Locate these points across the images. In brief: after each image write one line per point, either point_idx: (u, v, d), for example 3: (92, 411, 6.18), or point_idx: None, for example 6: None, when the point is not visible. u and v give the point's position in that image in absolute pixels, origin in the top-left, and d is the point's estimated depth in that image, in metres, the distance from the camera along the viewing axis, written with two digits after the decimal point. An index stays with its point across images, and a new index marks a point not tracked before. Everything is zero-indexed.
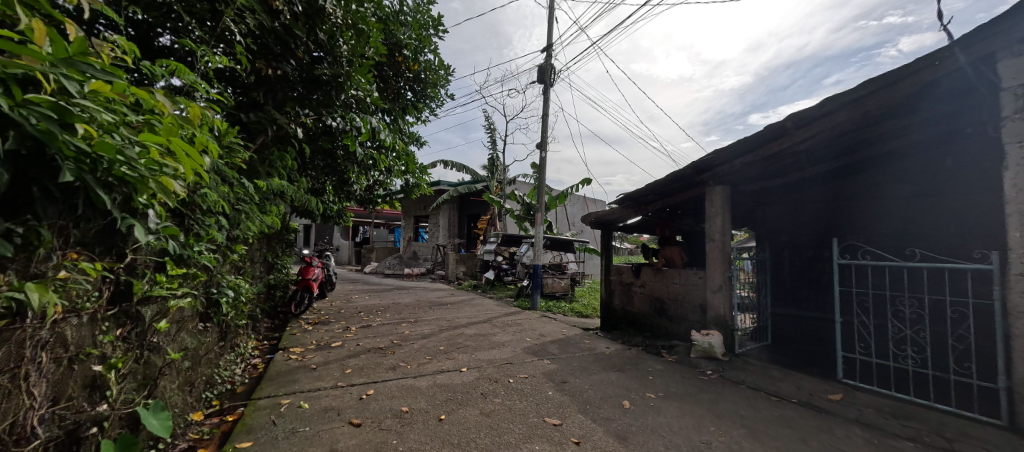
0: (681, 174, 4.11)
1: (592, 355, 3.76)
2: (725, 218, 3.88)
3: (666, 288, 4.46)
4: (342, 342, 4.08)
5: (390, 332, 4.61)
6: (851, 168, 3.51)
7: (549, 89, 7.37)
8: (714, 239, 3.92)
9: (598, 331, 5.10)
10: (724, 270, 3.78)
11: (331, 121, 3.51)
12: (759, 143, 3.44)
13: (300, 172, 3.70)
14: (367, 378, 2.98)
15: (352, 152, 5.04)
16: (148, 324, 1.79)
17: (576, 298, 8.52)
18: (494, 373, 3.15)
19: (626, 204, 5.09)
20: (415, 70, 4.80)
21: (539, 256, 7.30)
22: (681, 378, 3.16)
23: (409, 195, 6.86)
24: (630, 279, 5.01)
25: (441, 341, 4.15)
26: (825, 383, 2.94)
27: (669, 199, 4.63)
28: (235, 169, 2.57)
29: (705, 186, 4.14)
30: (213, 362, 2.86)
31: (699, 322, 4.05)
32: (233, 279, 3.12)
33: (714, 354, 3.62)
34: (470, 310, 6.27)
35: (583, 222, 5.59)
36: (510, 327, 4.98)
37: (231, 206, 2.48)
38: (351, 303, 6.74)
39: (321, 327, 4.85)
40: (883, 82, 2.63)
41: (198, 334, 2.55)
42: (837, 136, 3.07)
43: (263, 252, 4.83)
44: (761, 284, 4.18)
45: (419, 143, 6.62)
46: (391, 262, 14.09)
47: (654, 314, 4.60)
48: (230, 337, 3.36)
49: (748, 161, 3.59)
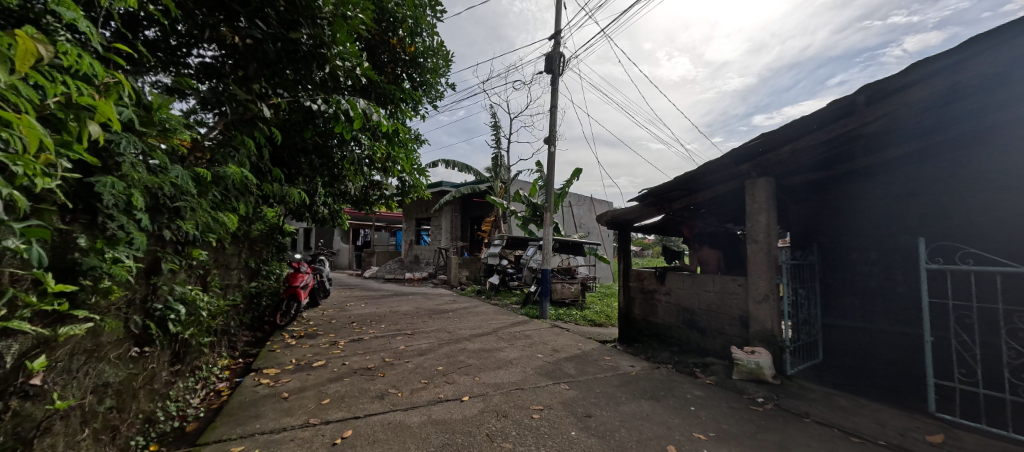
0: (718, 165, 3.55)
1: (616, 377, 3.19)
2: (770, 214, 3.30)
3: (697, 297, 3.89)
4: (325, 360, 3.55)
5: (382, 347, 4.07)
6: (916, 156, 3.05)
7: (557, 79, 6.85)
8: (757, 240, 3.35)
9: (617, 344, 4.53)
10: (772, 276, 3.20)
11: (316, 102, 3.14)
12: (813, 125, 2.94)
13: (272, 166, 3.21)
14: (345, 411, 2.44)
15: (344, 148, 4.66)
16: (12, 365, 1.24)
17: (588, 305, 7.94)
18: (501, 403, 2.60)
19: (646, 203, 4.51)
20: (412, 52, 4.31)
21: (548, 260, 6.73)
22: (729, 409, 2.60)
23: (407, 196, 6.36)
24: (653, 285, 4.44)
25: (439, 360, 3.60)
26: (914, 419, 2.38)
27: (694, 196, 4.10)
28: (174, 153, 2.09)
29: (745, 179, 3.58)
30: (155, 394, 2.34)
31: (739, 337, 3.47)
32: (187, 289, 2.61)
33: (762, 376, 3.05)
34: (473, 319, 5.74)
35: (598, 222, 4.97)
36: (518, 340, 4.43)
37: (162, 199, 1.97)
38: (344, 312, 6.22)
39: (306, 341, 4.33)
40: (976, 47, 2.17)
41: (128, 363, 2.04)
42: (911, 117, 2.57)
43: (239, 259, 4.31)
44: (810, 292, 3.59)
45: (418, 140, 6.14)
46: (392, 267, 13.58)
47: (683, 326, 4.03)
48: (187, 359, 2.84)
49: (795, 149, 3.10)
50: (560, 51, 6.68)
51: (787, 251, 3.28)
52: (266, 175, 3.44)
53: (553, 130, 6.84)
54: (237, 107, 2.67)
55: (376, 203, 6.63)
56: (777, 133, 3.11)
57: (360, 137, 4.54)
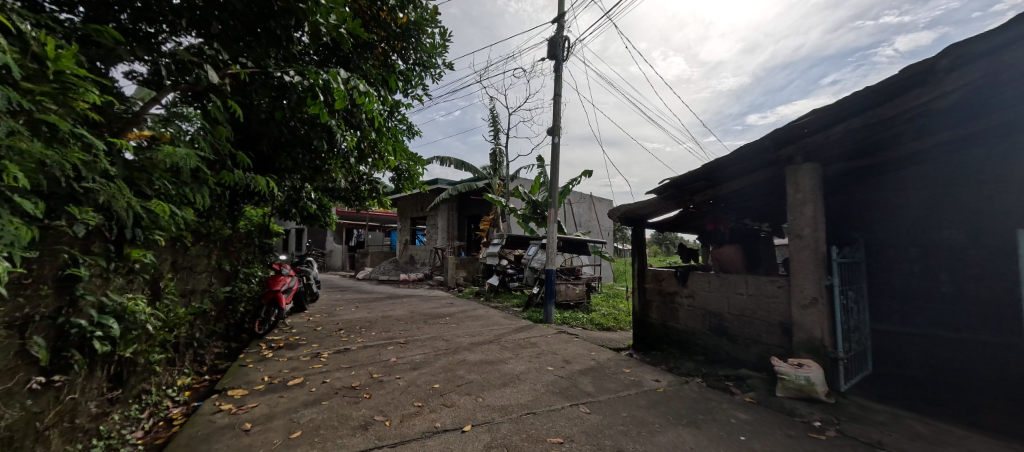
0: (755, 148, 3.09)
1: (640, 395, 2.74)
2: (817, 205, 2.85)
3: (726, 300, 3.44)
4: (303, 377, 3.07)
5: (371, 359, 3.60)
6: (991, 134, 2.60)
7: (562, 65, 6.39)
8: (802, 235, 2.91)
9: (633, 352, 4.09)
10: (821, 277, 2.76)
11: (288, 75, 2.78)
12: (878, 97, 2.48)
13: (232, 150, 2.70)
14: (318, 449, 1.96)
15: (333, 139, 4.34)
16: None
17: (594, 308, 7.51)
18: (510, 434, 2.14)
19: (665, 196, 4.05)
20: (402, 24, 3.90)
21: (552, 260, 6.29)
22: (787, 439, 2.15)
23: (402, 188, 5.92)
24: (673, 287, 4.00)
25: (435, 375, 3.14)
26: None
27: (719, 187, 3.67)
28: (83, 119, 1.59)
29: (786, 166, 3.12)
30: (76, 433, 1.87)
31: (780, 346, 3.03)
32: (124, 298, 2.11)
33: (814, 393, 2.60)
34: (473, 324, 5.29)
35: (610, 217, 4.48)
36: (523, 349, 3.97)
37: (60, 178, 1.48)
38: (332, 317, 5.75)
39: (285, 352, 3.85)
40: None
41: (22, 400, 1.54)
42: (1004, 86, 2.12)
43: (208, 261, 3.82)
44: (860, 295, 3.13)
45: (411, 130, 5.70)
46: (386, 267, 13.07)
47: (710, 334, 3.59)
48: (129, 382, 2.37)
49: (850, 128, 2.65)
50: (564, 35, 6.23)
51: (837, 247, 2.83)
52: (227, 163, 2.90)
53: (557, 119, 6.37)
54: (184, 78, 2.25)
55: (365, 201, 6.14)
56: (832, 108, 2.64)
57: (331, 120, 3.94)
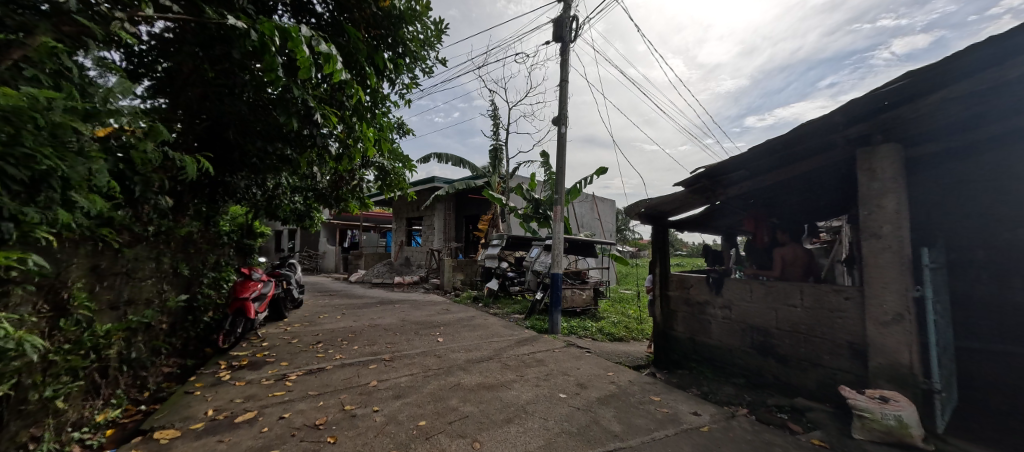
0: (819, 127, 2.50)
1: (683, 438, 2.14)
2: (903, 197, 2.26)
3: (775, 314, 2.87)
4: (257, 410, 2.46)
5: (346, 383, 3.00)
6: None
7: (567, 49, 5.81)
8: (880, 235, 2.33)
9: (656, 372, 3.51)
10: (908, 287, 2.19)
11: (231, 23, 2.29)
12: (996, 56, 1.84)
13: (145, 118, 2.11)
14: None
15: (309, 134, 3.83)
16: None
17: (601, 315, 6.93)
18: None
19: (694, 189, 3.45)
20: (387, 7, 3.58)
21: (558, 263, 5.71)
22: None
23: (384, 191, 5.35)
24: (703, 297, 3.42)
25: (421, 406, 2.54)
26: None
27: (764, 177, 3.09)
28: None
29: (858, 147, 2.51)
30: None
31: (849, 372, 2.45)
32: None
33: (909, 438, 2.02)
34: (470, 336, 4.69)
35: (627, 215, 3.91)
36: (528, 369, 3.39)
37: None
38: (313, 327, 5.14)
39: (247, 373, 3.26)
40: None
41: None
42: None
43: (155, 265, 3.21)
44: (946, 310, 2.53)
45: (401, 128, 5.16)
46: (381, 269, 12.54)
47: (752, 354, 3.01)
48: (10, 428, 1.78)
49: (952, 95, 2.01)
50: (570, 16, 5.67)
51: (929, 250, 2.24)
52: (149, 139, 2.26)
53: (562, 109, 5.78)
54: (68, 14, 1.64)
55: (349, 201, 5.53)
56: (935, 67, 2.00)
57: (303, 90, 3.25)
